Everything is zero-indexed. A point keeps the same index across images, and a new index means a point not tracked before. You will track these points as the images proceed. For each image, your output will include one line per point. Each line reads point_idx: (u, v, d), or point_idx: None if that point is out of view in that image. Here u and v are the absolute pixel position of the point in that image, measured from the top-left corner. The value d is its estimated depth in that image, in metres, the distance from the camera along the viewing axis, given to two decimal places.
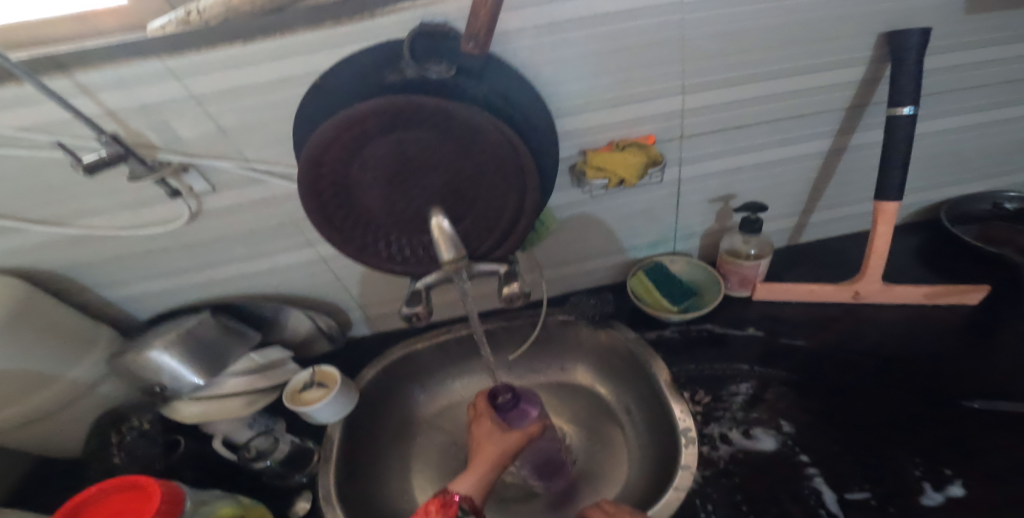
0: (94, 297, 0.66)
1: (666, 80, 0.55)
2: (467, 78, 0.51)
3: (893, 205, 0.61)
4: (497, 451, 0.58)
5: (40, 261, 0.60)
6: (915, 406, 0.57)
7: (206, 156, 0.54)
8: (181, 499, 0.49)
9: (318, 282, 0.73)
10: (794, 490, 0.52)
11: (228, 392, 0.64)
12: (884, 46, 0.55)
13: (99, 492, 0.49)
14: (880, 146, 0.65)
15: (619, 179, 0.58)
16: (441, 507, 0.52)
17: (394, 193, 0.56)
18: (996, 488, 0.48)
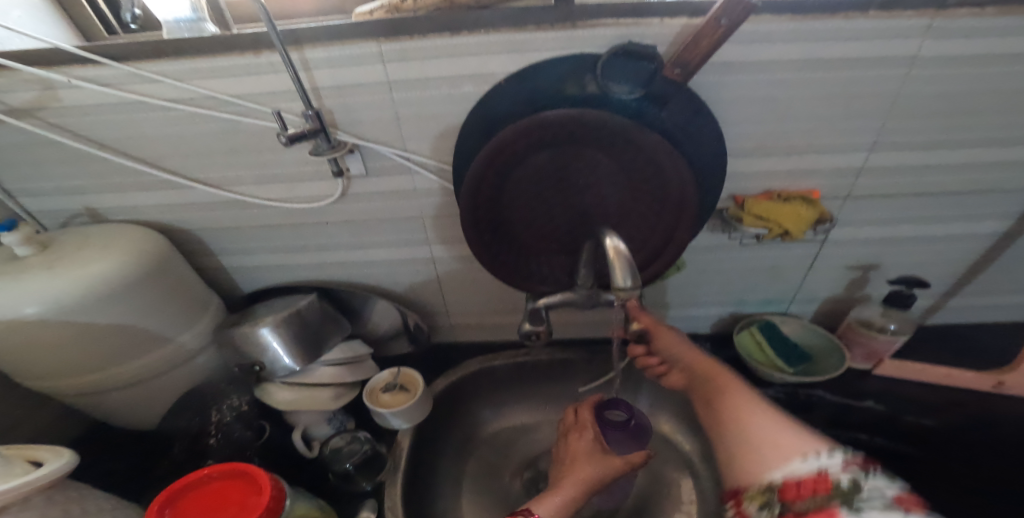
0: (219, 264, 0.70)
1: (858, 134, 0.52)
2: (653, 104, 0.49)
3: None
4: (592, 476, 0.54)
5: (184, 220, 0.64)
6: None
7: (374, 141, 0.55)
8: (286, 496, 0.45)
9: (420, 280, 0.74)
10: None
11: (319, 382, 0.66)
12: None
13: (205, 476, 0.46)
14: None
15: (783, 231, 0.54)
16: None
17: (544, 206, 0.55)
18: None
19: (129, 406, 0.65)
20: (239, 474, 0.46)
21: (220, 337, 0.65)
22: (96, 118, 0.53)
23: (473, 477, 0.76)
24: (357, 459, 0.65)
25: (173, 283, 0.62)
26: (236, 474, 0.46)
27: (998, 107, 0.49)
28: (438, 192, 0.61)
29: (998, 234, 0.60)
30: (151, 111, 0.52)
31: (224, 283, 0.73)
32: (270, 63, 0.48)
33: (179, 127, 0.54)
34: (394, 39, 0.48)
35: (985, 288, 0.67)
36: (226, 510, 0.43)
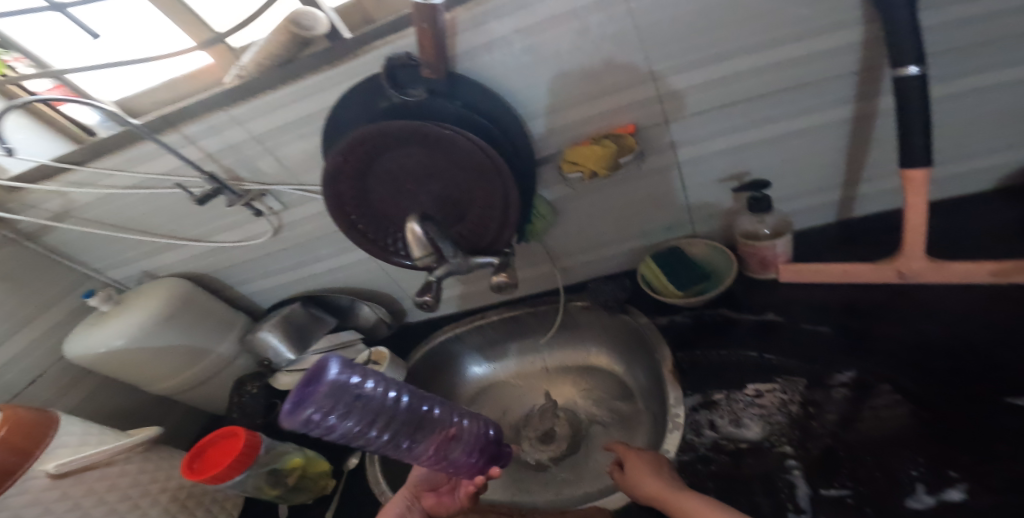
0: (238, 290, 0.97)
1: (632, 69, 0.55)
2: (440, 96, 0.58)
3: (922, 172, 0.49)
4: (415, 481, 0.63)
5: (199, 264, 0.90)
6: (948, 401, 0.49)
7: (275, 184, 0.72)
8: (257, 447, 0.69)
9: (373, 275, 0.91)
10: (768, 482, 0.50)
11: (308, 365, 0.89)
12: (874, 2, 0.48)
13: (214, 437, 0.71)
14: (895, 113, 0.56)
15: (593, 171, 0.59)
16: None
17: (403, 199, 0.67)
18: (1009, 495, 0.41)
19: (199, 397, 0.95)
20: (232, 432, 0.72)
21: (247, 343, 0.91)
22: (100, 209, 0.77)
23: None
24: None
25: (197, 311, 0.89)
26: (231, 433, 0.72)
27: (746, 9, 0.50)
28: None
29: (846, 119, 0.58)
30: (130, 199, 0.75)
31: (247, 301, 1.00)
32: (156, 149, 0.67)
33: (151, 205, 0.76)
34: (236, 105, 0.62)
35: (883, 170, 0.62)
36: (220, 456, 0.68)
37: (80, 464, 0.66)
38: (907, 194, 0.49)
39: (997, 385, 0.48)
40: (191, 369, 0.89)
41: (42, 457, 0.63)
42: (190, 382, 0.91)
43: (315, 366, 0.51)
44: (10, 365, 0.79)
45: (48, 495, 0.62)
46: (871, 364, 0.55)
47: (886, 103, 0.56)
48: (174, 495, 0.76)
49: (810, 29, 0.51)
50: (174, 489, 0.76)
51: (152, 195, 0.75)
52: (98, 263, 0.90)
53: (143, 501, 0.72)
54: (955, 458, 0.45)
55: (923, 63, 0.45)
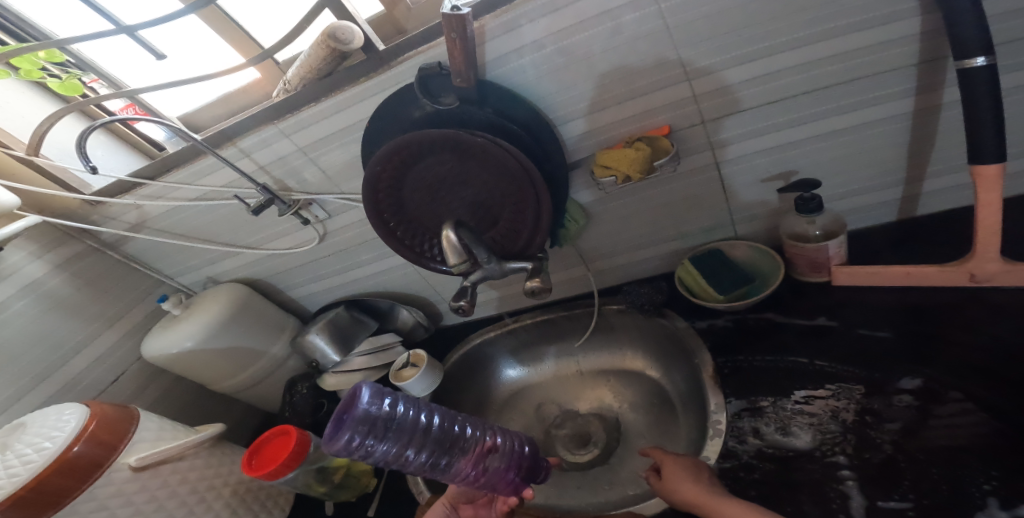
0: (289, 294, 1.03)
1: (666, 69, 0.54)
2: (471, 103, 0.59)
3: (994, 170, 0.44)
4: (453, 493, 0.64)
5: (254, 270, 0.96)
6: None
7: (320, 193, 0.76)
8: (307, 447, 0.73)
9: (412, 279, 0.94)
10: (818, 493, 0.47)
11: (353, 367, 0.91)
12: None
13: (267, 436, 0.76)
14: (962, 104, 0.51)
15: (626, 175, 0.58)
16: None
17: (438, 205, 0.69)
18: None
19: (254, 395, 1.01)
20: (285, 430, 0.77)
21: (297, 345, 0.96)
22: (168, 220, 0.84)
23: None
24: None
25: (253, 315, 0.95)
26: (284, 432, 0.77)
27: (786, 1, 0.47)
28: None
29: (906, 113, 0.54)
30: (193, 211, 0.81)
31: (296, 305, 1.05)
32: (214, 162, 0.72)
33: (211, 216, 0.82)
34: (283, 120, 0.66)
35: (950, 164, 0.57)
36: (274, 454, 0.73)
37: (155, 459, 0.70)
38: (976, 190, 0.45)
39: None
40: (247, 369, 0.95)
41: (124, 450, 0.68)
42: (246, 382, 0.97)
43: (348, 396, 0.57)
44: (94, 364, 0.88)
45: (130, 487, 0.67)
46: (939, 372, 0.50)
47: (953, 95, 0.51)
48: (234, 489, 0.81)
49: (859, 19, 0.47)
50: (234, 483, 0.80)
51: (212, 207, 0.80)
52: (167, 270, 0.98)
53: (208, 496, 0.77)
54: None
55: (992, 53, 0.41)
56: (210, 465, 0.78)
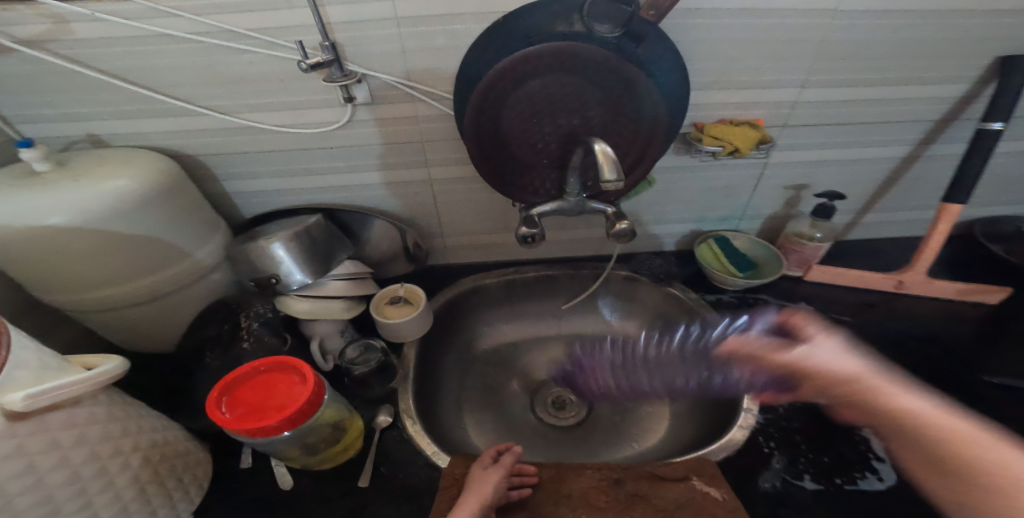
0: (216, 188, 0.75)
1: (792, 73, 0.64)
2: (630, 40, 0.57)
3: (957, 207, 0.68)
4: (488, 497, 0.53)
5: (188, 146, 0.68)
6: (948, 378, 0.67)
7: (382, 72, 0.62)
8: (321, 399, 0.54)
9: (418, 204, 0.78)
10: (848, 436, 0.61)
11: (331, 293, 0.70)
12: (996, 69, 0.64)
13: (252, 371, 0.56)
14: (959, 157, 0.75)
15: (734, 149, 0.66)
16: None
17: (533, 129, 0.61)
18: None
19: (139, 329, 0.70)
20: (281, 368, 0.57)
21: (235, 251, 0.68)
22: (115, 41, 0.57)
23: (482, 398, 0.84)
24: (370, 366, 0.73)
25: (185, 203, 0.67)
26: (278, 369, 0.57)
27: (888, 49, 0.62)
28: (436, 117, 0.67)
29: (898, 158, 0.76)
30: (173, 44, 0.58)
31: (222, 206, 0.77)
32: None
33: (194, 60, 0.59)
34: None
35: (889, 205, 0.83)
36: (276, 397, 0.54)
37: (48, 402, 0.42)
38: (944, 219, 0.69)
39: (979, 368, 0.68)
40: (150, 277, 0.65)
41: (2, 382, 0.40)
42: (137, 299, 0.66)
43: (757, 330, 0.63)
44: None
45: None
46: None
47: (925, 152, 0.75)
48: (147, 457, 0.53)
49: (923, 77, 0.65)
50: (146, 448, 0.54)
51: (213, 50, 0.59)
52: (21, 110, 0.62)
53: (112, 466, 0.49)
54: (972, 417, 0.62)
55: (1005, 122, 0.63)
56: (124, 417, 0.52)
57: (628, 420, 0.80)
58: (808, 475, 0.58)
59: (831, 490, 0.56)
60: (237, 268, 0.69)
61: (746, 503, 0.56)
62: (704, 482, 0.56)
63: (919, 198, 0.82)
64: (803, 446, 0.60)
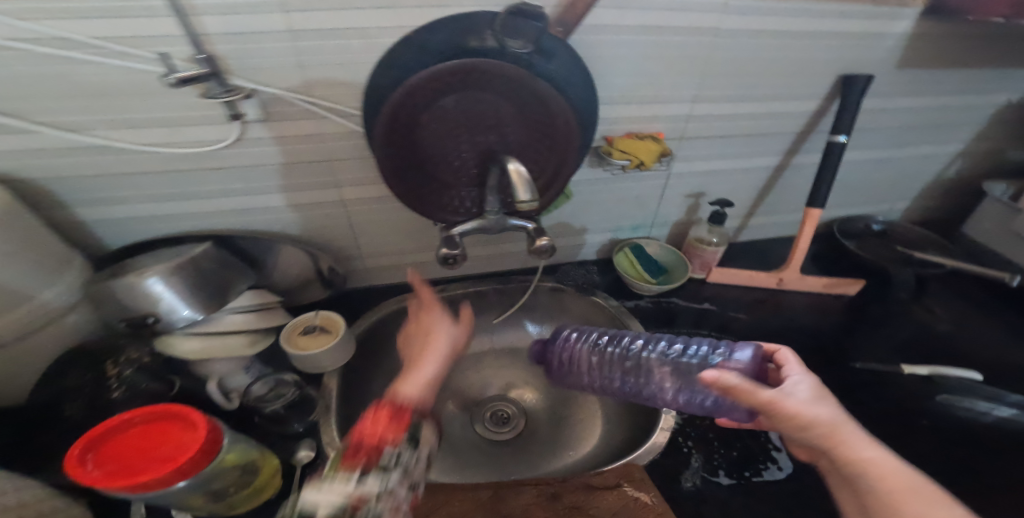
0: (71, 217, 0.63)
1: (686, 88, 0.69)
2: (541, 56, 0.58)
3: (818, 212, 0.81)
4: (446, 341, 0.62)
5: (27, 170, 0.57)
6: (825, 367, 0.77)
7: (273, 86, 0.56)
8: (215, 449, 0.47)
9: (330, 229, 0.74)
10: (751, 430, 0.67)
11: (229, 328, 0.62)
12: (837, 86, 0.74)
13: (126, 422, 0.48)
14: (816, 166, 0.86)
15: (640, 162, 0.70)
16: (391, 416, 0.50)
17: (450, 146, 0.60)
18: (874, 425, 0.68)
19: None
20: (167, 414, 0.49)
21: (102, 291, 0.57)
22: None
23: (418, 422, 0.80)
24: (286, 400, 0.65)
25: (29, 238, 0.55)
26: (164, 416, 0.49)
27: (762, 69, 0.69)
28: (343, 135, 0.63)
29: (774, 166, 0.85)
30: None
31: (81, 240, 0.65)
32: (146, 7, 0.48)
33: (24, 71, 0.50)
34: None
35: (770, 209, 0.94)
36: (157, 454, 0.46)
37: None
38: (810, 223, 0.81)
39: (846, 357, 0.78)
40: None
41: None
42: None
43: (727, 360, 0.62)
44: None
45: None
46: None
47: (794, 161, 0.85)
48: None
49: (790, 93, 0.74)
50: None
51: (55, 58, 0.50)
52: None
53: None
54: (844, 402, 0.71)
55: (847, 135, 0.74)
56: None
57: (563, 431, 0.81)
58: (722, 470, 0.62)
59: (741, 482, 0.61)
60: (102, 310, 0.59)
61: (672, 503, 0.59)
62: (634, 488, 0.59)
63: (793, 201, 0.93)
64: (715, 442, 0.65)
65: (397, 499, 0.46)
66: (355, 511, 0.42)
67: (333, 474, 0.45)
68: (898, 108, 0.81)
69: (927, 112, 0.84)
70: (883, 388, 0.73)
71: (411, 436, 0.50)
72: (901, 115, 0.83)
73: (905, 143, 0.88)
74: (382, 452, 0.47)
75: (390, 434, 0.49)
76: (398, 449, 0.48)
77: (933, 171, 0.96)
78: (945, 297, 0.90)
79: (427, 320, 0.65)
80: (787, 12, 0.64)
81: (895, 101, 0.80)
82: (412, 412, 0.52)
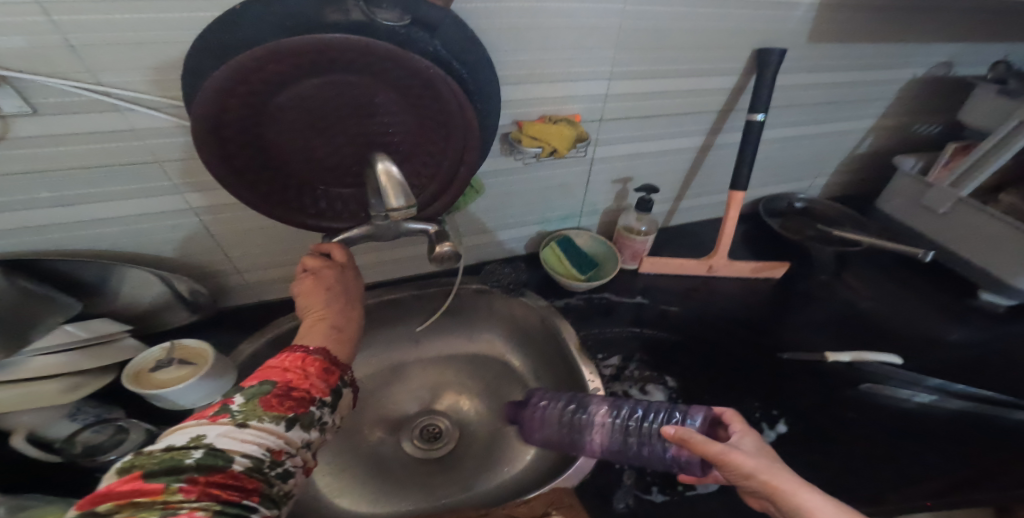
0: None
1: (599, 64, 0.62)
2: (422, 29, 0.48)
3: (741, 195, 0.77)
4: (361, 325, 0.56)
5: None
6: (756, 357, 0.74)
7: (44, 74, 0.43)
8: None
9: (189, 241, 0.61)
10: None
11: (34, 375, 0.47)
12: (755, 60, 0.70)
13: None
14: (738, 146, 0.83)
15: (552, 150, 0.63)
16: (323, 371, 0.47)
17: (317, 139, 0.50)
18: (803, 420, 0.66)
19: None
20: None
21: None
22: None
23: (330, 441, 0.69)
24: (129, 447, 0.51)
25: None
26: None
27: (677, 41, 0.63)
28: (178, 130, 0.50)
29: (698, 148, 0.81)
30: None
31: None
32: None
33: None
34: None
35: (697, 193, 0.90)
36: None
37: None
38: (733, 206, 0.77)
39: (772, 343, 0.77)
40: None
41: None
42: None
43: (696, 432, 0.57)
44: None
45: None
46: (666, 359, 0.72)
47: (717, 142, 0.81)
48: None
49: (708, 69, 0.69)
50: None
51: None
52: None
53: None
54: (775, 396, 0.69)
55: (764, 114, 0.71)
56: None
57: (498, 443, 0.73)
58: (656, 486, 0.57)
59: (674, 496, 0.57)
60: None
61: None
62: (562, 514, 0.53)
63: (720, 184, 0.90)
64: None
65: (312, 453, 0.43)
66: (277, 457, 0.39)
67: (255, 408, 0.40)
68: (816, 84, 0.79)
69: (839, 89, 0.82)
70: (812, 376, 0.72)
71: (336, 394, 0.47)
72: (818, 90, 0.80)
73: (823, 120, 0.87)
74: (311, 402, 0.44)
75: (318, 384, 0.45)
76: (323, 404, 0.45)
77: (848, 148, 0.96)
78: (865, 275, 0.90)
79: (348, 329, 0.53)
80: None
81: (813, 75, 0.77)
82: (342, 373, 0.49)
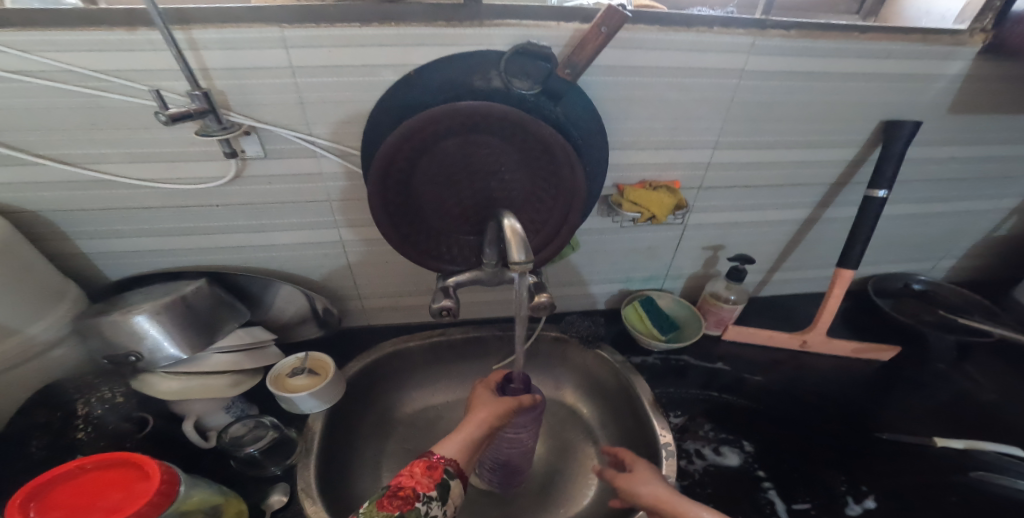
0: (69, 247, 0.63)
1: (706, 134, 0.65)
2: (548, 98, 0.56)
3: (849, 272, 0.75)
4: (490, 415, 0.57)
5: (26, 199, 0.57)
6: (851, 441, 0.68)
7: (274, 124, 0.56)
8: (174, 493, 0.42)
9: (329, 266, 0.72)
10: (755, 501, 0.61)
11: (212, 369, 0.59)
12: (880, 132, 0.69)
13: (76, 469, 0.43)
14: (848, 219, 0.80)
15: (651, 216, 0.67)
16: (426, 468, 0.49)
17: (448, 191, 0.58)
18: (898, 502, 0.61)
19: None
20: (119, 461, 0.44)
21: (85, 325, 0.56)
22: None
23: (404, 463, 0.74)
24: (263, 443, 0.61)
25: (19, 268, 0.54)
26: (112, 462, 0.44)
27: (792, 112, 0.65)
28: (344, 175, 0.62)
29: (802, 219, 0.80)
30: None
31: (79, 271, 0.65)
32: (149, 42, 0.48)
33: (25, 105, 0.50)
34: (295, 26, 0.50)
35: (795, 264, 0.88)
36: (105, 500, 0.41)
37: None
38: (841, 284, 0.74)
39: (873, 428, 0.70)
40: None
41: None
42: None
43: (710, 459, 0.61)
44: None
45: None
46: (747, 425, 0.70)
47: (823, 214, 0.79)
48: None
49: (821, 141, 0.69)
50: None
51: (55, 93, 0.50)
52: None
53: None
54: (866, 476, 0.64)
55: (888, 190, 0.68)
56: None
57: (560, 486, 0.73)
58: None
59: None
60: (85, 343, 0.57)
61: None
62: None
63: (822, 257, 0.87)
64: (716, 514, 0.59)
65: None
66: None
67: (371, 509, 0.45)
68: (941, 162, 0.75)
69: (974, 164, 0.77)
70: (914, 462, 0.66)
71: (446, 485, 0.49)
72: (944, 168, 0.76)
73: (949, 198, 0.82)
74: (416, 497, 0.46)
75: (423, 481, 0.48)
76: (430, 499, 0.47)
77: (976, 231, 0.89)
78: (986, 368, 0.80)
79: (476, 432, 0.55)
80: (818, 56, 0.60)
81: (941, 150, 0.73)
82: (445, 463, 0.51)
